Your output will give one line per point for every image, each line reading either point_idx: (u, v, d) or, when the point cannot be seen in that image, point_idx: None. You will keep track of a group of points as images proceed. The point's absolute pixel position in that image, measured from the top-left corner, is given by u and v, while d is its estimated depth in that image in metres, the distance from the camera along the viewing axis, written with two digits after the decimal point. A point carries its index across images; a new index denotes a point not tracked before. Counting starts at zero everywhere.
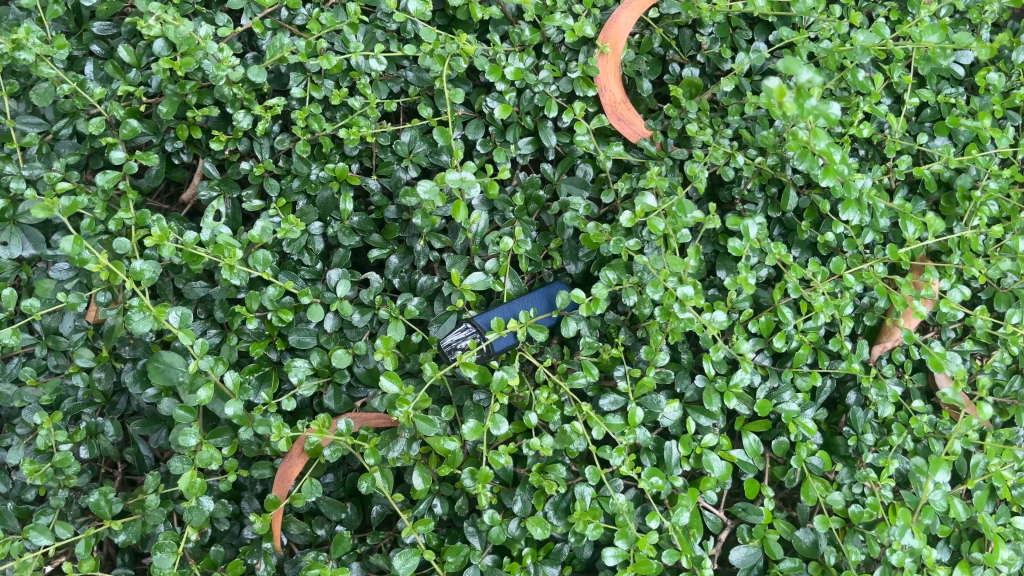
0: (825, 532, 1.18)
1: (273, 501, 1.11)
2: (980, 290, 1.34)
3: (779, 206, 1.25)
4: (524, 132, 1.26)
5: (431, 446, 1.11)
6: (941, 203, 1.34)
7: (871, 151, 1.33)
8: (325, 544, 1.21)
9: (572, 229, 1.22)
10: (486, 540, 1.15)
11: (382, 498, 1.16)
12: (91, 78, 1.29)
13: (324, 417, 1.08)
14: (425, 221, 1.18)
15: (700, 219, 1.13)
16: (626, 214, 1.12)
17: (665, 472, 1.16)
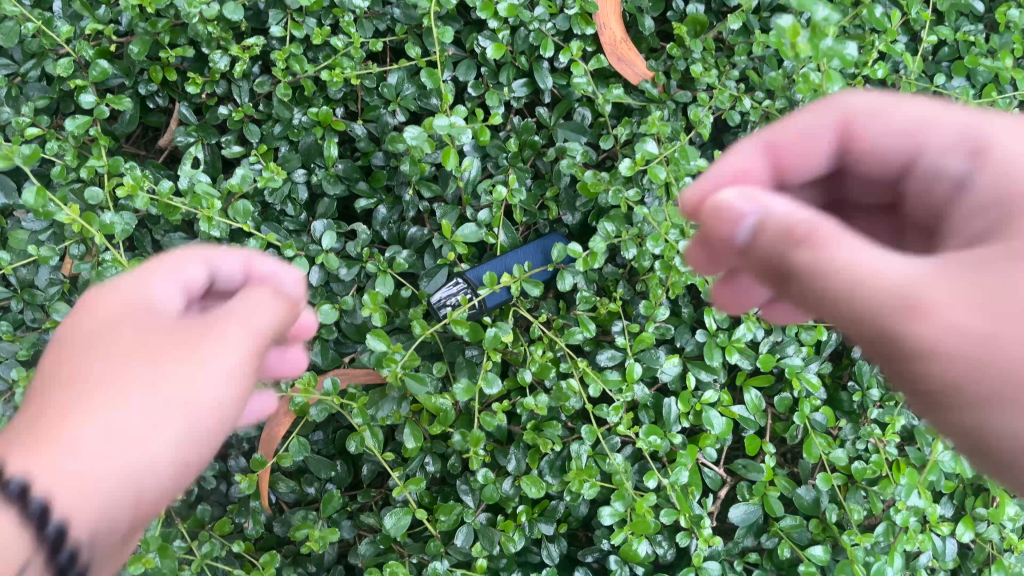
0: (827, 489, 1.15)
1: (259, 461, 1.07)
2: (994, 240, 1.28)
3: None
4: (518, 73, 1.19)
5: (422, 405, 1.07)
6: None
7: (885, 93, 1.26)
8: (315, 502, 1.18)
9: (568, 177, 1.16)
10: (479, 498, 1.12)
11: (372, 457, 1.13)
12: (59, 15, 1.21)
13: (310, 376, 1.03)
14: (414, 169, 1.12)
15: (704, 167, 1.07)
16: (626, 162, 1.06)
17: (664, 429, 1.13)
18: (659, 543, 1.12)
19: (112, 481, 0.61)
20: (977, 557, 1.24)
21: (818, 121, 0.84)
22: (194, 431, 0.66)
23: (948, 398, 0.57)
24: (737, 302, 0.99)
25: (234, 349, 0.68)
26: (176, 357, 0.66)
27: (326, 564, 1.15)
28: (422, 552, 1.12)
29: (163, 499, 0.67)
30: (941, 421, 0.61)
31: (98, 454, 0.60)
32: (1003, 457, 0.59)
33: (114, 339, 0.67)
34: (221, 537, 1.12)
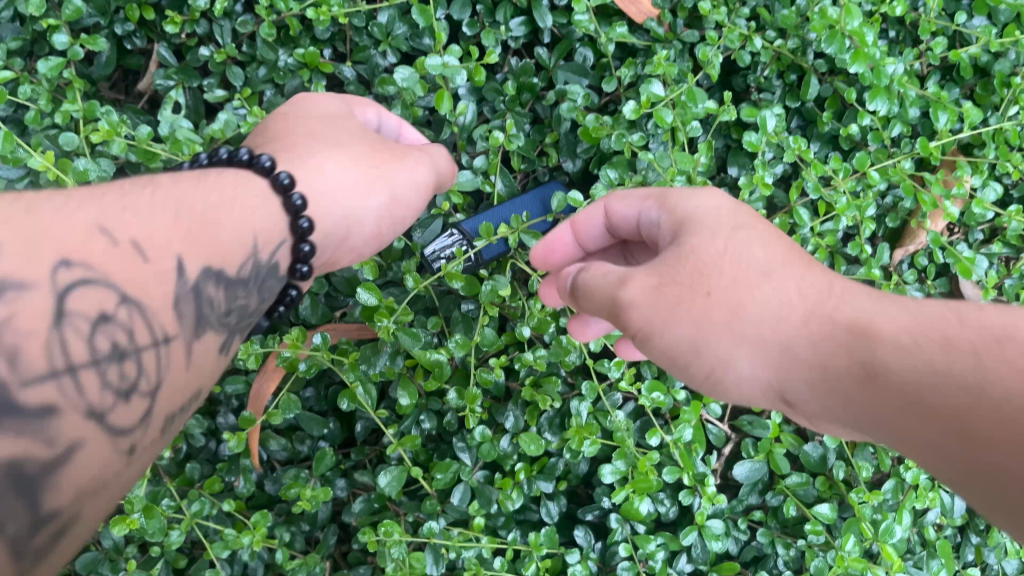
0: (835, 446, 1.12)
1: (248, 419, 1.04)
2: (1013, 188, 1.23)
3: (797, 95, 1.13)
4: (516, 11, 1.13)
5: (416, 360, 1.03)
6: (976, 91, 1.22)
7: (902, 32, 1.19)
8: (307, 460, 1.14)
9: (569, 122, 1.10)
10: (477, 456, 1.09)
11: (366, 414, 1.09)
12: None
13: (299, 330, 0.99)
14: (406, 113, 1.07)
15: (713, 110, 1.03)
16: (630, 104, 1.00)
17: (667, 385, 1.09)
18: (661, 501, 1.09)
19: (326, 218, 0.84)
20: (986, 513, 1.21)
21: (591, 220, 0.94)
22: (381, 216, 0.91)
23: (719, 379, 0.75)
24: (589, 331, 1.00)
25: (418, 183, 0.94)
26: (379, 164, 0.90)
27: (320, 522, 1.13)
28: (418, 511, 1.09)
29: (343, 257, 0.91)
30: (771, 387, 0.72)
31: (334, 194, 0.85)
32: (791, 378, 0.69)
33: (347, 132, 0.91)
34: (211, 496, 1.09)
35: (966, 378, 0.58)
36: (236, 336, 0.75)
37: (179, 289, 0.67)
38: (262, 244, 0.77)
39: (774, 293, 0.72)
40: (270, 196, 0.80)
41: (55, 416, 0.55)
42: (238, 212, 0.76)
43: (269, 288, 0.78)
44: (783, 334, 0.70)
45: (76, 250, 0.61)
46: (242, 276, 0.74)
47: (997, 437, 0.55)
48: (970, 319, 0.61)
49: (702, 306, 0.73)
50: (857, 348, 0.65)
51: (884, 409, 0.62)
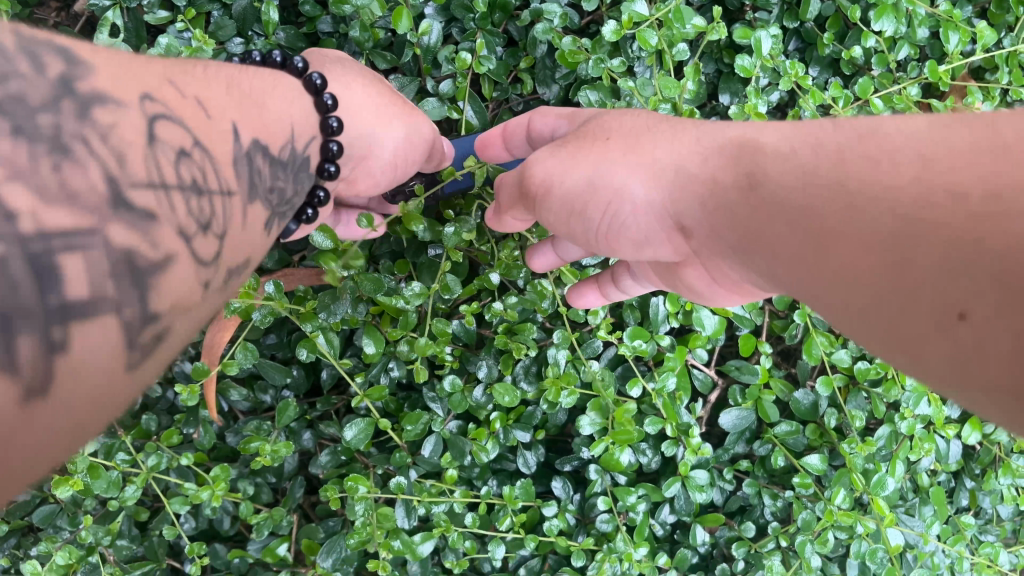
0: (826, 393, 1.06)
1: (201, 371, 0.97)
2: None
3: (797, 14, 1.03)
4: None
5: (381, 306, 0.96)
6: (991, 9, 1.11)
7: None
8: (272, 410, 1.09)
9: (546, 45, 1.01)
10: (448, 406, 1.03)
11: (330, 363, 1.03)
12: None
13: (249, 279, 0.91)
14: (365, 35, 0.98)
15: (703, 31, 0.93)
16: (611, 25, 0.91)
17: (650, 330, 1.03)
18: (643, 452, 1.04)
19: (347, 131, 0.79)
20: (983, 459, 1.16)
21: (516, 135, 0.87)
22: (392, 152, 0.85)
23: (618, 219, 0.70)
24: (545, 258, 0.94)
25: (424, 129, 0.88)
26: (391, 102, 0.86)
27: (286, 474, 1.07)
28: (387, 464, 1.03)
29: (358, 181, 0.87)
30: (665, 214, 0.67)
31: (357, 112, 0.82)
32: (682, 198, 0.65)
33: (360, 71, 0.88)
34: (169, 449, 1.04)
35: (830, 176, 0.52)
36: (276, 223, 0.67)
37: (239, 151, 0.60)
38: (299, 135, 0.71)
39: (669, 132, 0.70)
40: (300, 95, 0.76)
41: (156, 224, 0.48)
42: (281, 101, 0.72)
43: (301, 185, 0.72)
44: (676, 156, 0.67)
45: (150, 87, 0.54)
46: (282, 158, 0.67)
47: (849, 230, 0.48)
48: (845, 123, 0.57)
49: (600, 148, 0.71)
50: (741, 154, 0.61)
51: (756, 216, 0.56)
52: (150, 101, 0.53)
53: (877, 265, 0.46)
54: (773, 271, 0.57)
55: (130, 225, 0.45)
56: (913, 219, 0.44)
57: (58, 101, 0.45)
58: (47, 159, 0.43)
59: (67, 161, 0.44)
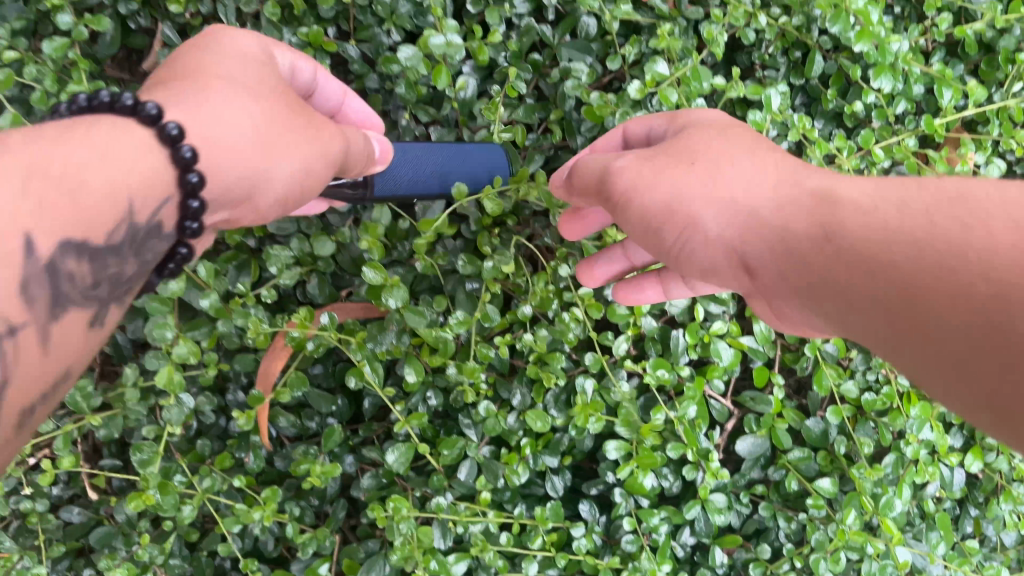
0: (836, 422, 1.13)
1: (256, 397, 1.05)
2: (1016, 164, 1.22)
3: (802, 72, 1.13)
4: None
5: (423, 338, 1.04)
6: (981, 68, 1.21)
7: (907, 8, 1.18)
8: (316, 436, 1.16)
9: (574, 100, 1.11)
10: (483, 432, 1.11)
11: (374, 391, 1.11)
12: None
13: (306, 310, 1.01)
14: (410, 91, 1.08)
15: (719, 87, 1.03)
16: (637, 82, 1.01)
17: (671, 361, 1.10)
18: (665, 476, 1.11)
19: (239, 181, 0.74)
20: (985, 486, 1.23)
21: (608, 146, 0.98)
22: (292, 185, 0.80)
23: (687, 246, 0.76)
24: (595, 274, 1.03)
25: (333, 156, 0.83)
26: (299, 126, 0.80)
27: (329, 496, 1.14)
28: (425, 487, 1.11)
29: (244, 219, 0.81)
30: (734, 251, 0.73)
31: (238, 151, 0.73)
32: (753, 239, 0.71)
33: (267, 84, 0.81)
34: (222, 472, 1.11)
35: (918, 233, 0.56)
36: (112, 307, 0.65)
37: (33, 267, 0.55)
38: (139, 206, 0.64)
39: (752, 170, 0.75)
40: (154, 147, 0.67)
41: None
42: (114, 166, 0.62)
43: (151, 250, 0.68)
44: (753, 198, 0.72)
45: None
46: (113, 242, 0.62)
47: (932, 285, 0.53)
48: (935, 186, 0.61)
49: (683, 171, 0.77)
50: (825, 205, 0.65)
51: (831, 264, 0.62)
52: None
53: (951, 326, 0.51)
54: (839, 309, 0.63)
55: None
56: (1000, 287, 0.48)
57: None
58: None
59: None
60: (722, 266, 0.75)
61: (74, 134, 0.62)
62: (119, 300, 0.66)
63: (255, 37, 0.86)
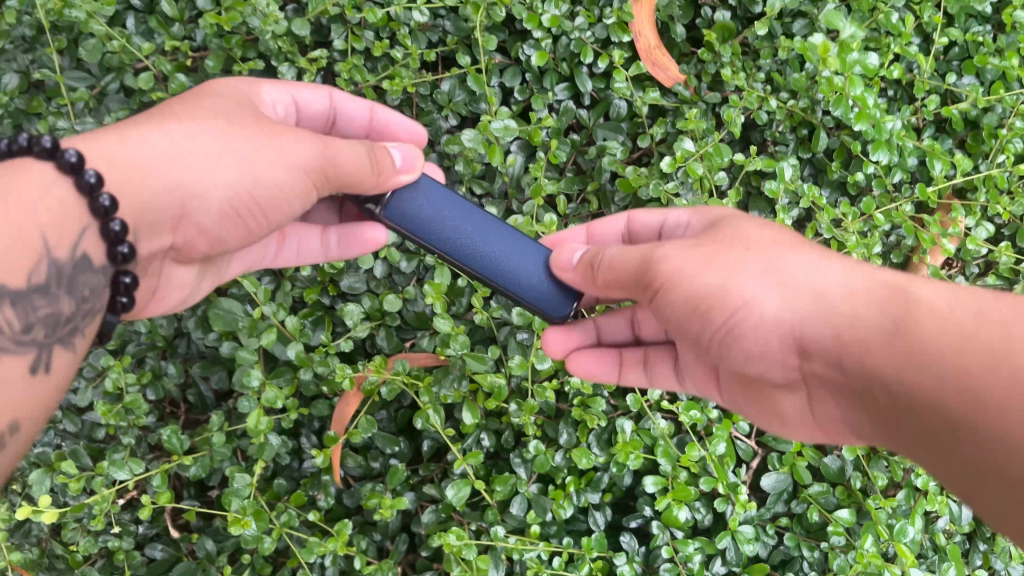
0: (852, 459, 1.25)
1: (332, 437, 1.18)
2: (1004, 227, 1.36)
3: (809, 147, 1.28)
4: (560, 78, 1.29)
5: (480, 383, 1.17)
6: (968, 142, 1.36)
7: (900, 91, 1.35)
8: (380, 476, 1.28)
9: (609, 173, 1.26)
10: (532, 470, 1.22)
11: (434, 433, 1.24)
12: (133, 32, 1.33)
13: (381, 358, 1.15)
14: (467, 167, 1.23)
15: (737, 161, 1.18)
16: (667, 158, 1.16)
17: (701, 404, 1.23)
18: (698, 509, 1.22)
19: (172, 205, 0.86)
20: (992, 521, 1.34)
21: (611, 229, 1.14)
22: (240, 203, 0.90)
23: (739, 327, 0.88)
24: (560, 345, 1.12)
25: (289, 163, 0.91)
26: (253, 139, 0.90)
27: (391, 532, 1.25)
28: (480, 520, 1.22)
29: (201, 239, 0.93)
30: (791, 331, 0.86)
31: (157, 168, 0.85)
32: (814, 322, 0.84)
33: (225, 114, 0.92)
34: (296, 508, 1.23)
35: (994, 345, 0.72)
36: (55, 347, 0.79)
37: None
38: (53, 243, 0.78)
39: (807, 261, 0.88)
40: (56, 178, 0.79)
41: None
42: (21, 208, 0.76)
43: (89, 281, 0.82)
44: (816, 290, 0.85)
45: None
46: (35, 281, 0.76)
47: (1007, 394, 0.69)
48: (1003, 300, 0.77)
49: (750, 260, 0.89)
50: (898, 303, 0.80)
51: (899, 355, 0.76)
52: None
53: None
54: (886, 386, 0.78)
55: None
56: None
57: None
58: None
59: None
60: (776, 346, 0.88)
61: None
62: (66, 341, 0.81)
63: (238, 81, 1.00)
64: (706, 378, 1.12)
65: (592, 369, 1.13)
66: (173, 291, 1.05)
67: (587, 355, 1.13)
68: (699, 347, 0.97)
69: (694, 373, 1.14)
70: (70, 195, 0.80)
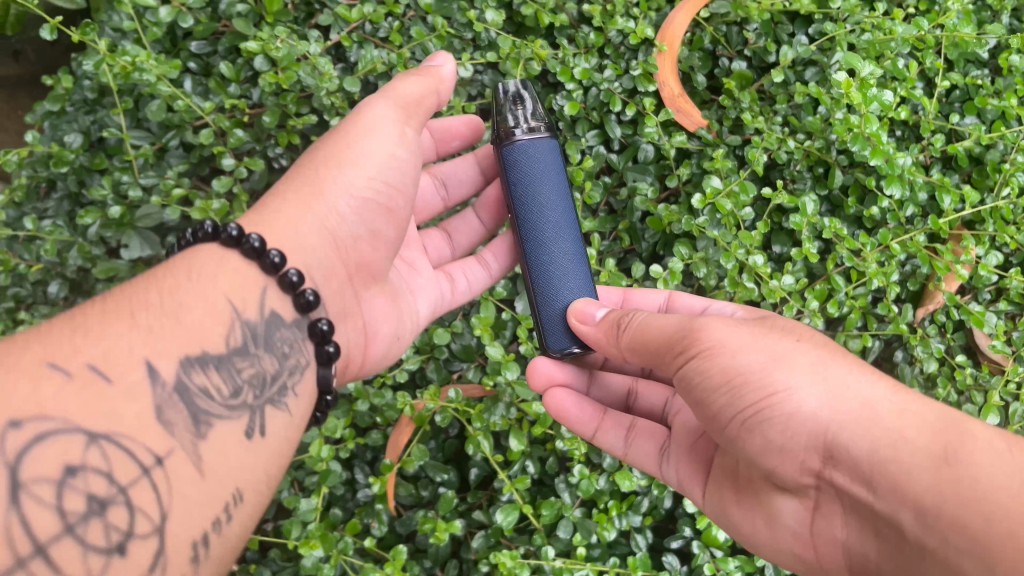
0: None
1: (387, 465, 1.24)
2: (1012, 255, 1.44)
3: (826, 184, 1.37)
4: (591, 126, 1.39)
5: (527, 410, 1.24)
6: (973, 177, 1.45)
7: (907, 131, 1.44)
8: (430, 505, 1.34)
9: (640, 212, 1.35)
10: (576, 495, 1.28)
11: (482, 460, 1.30)
12: (193, 92, 1.44)
13: (435, 387, 1.22)
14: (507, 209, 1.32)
15: (761, 197, 1.27)
16: (697, 195, 1.25)
17: None
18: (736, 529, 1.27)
19: (319, 229, 1.02)
20: None
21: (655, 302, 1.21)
22: (366, 191, 1.06)
23: (767, 412, 0.88)
24: (538, 377, 1.17)
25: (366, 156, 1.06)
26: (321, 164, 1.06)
27: (441, 559, 1.30)
28: (528, 544, 1.27)
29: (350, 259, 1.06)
30: (822, 431, 0.86)
31: (274, 216, 1.01)
32: (852, 429, 0.84)
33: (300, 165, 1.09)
34: (352, 536, 1.28)
35: None
36: (265, 405, 0.85)
37: (160, 383, 0.74)
38: (239, 307, 0.88)
39: (856, 370, 0.90)
40: (222, 252, 0.92)
41: (145, 481, 0.68)
42: (203, 285, 0.87)
43: (283, 336, 0.92)
44: (862, 398, 0.86)
45: (42, 402, 0.65)
46: (232, 345, 0.84)
47: None
48: None
49: (802, 361, 0.90)
50: (946, 434, 0.81)
51: (942, 482, 0.78)
52: (45, 420, 0.64)
53: None
54: (914, 507, 0.79)
55: (64, 566, 0.60)
56: None
57: (44, 479, 0.61)
58: (81, 520, 0.62)
59: (96, 514, 0.63)
60: (801, 444, 0.88)
61: (166, 271, 0.88)
62: (274, 402, 0.86)
63: None
64: (693, 472, 1.18)
65: (567, 409, 1.17)
66: (381, 327, 1.14)
67: (567, 394, 1.18)
68: (714, 430, 0.97)
69: (682, 462, 1.19)
70: (243, 263, 0.93)
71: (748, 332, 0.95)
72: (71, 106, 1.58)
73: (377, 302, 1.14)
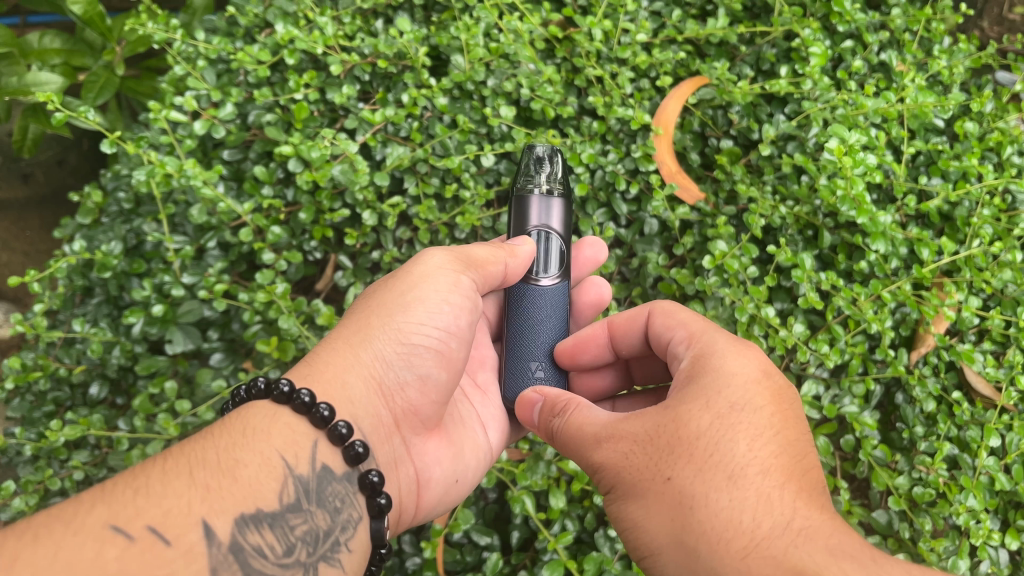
0: (897, 513, 1.40)
1: (436, 531, 1.30)
2: (990, 299, 1.56)
3: (816, 244, 1.51)
4: (599, 205, 1.52)
5: (566, 467, 1.33)
6: (945, 232, 1.60)
7: (882, 194, 1.61)
8: (476, 570, 1.39)
9: (653, 277, 1.48)
10: (616, 549, 1.33)
11: (523, 521, 1.37)
12: (229, 196, 1.56)
13: None
14: None
15: (761, 257, 1.40)
16: (707, 258, 1.38)
17: None
18: None
19: (364, 379, 1.07)
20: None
21: (639, 319, 1.22)
22: (415, 335, 1.10)
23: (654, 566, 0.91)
24: None
25: (412, 312, 1.10)
26: (376, 315, 1.10)
27: None
28: None
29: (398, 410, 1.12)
30: None
31: (324, 368, 1.05)
32: None
33: (361, 304, 1.14)
34: None
35: None
36: (319, 563, 0.91)
37: (214, 543, 0.81)
38: (294, 463, 0.94)
39: (734, 507, 0.83)
40: (279, 409, 0.99)
41: None
42: (262, 442, 0.94)
43: (336, 491, 0.97)
44: (711, 560, 0.82)
45: (106, 566, 0.73)
46: (287, 500, 0.91)
47: None
48: None
49: (666, 505, 0.88)
50: None
51: None
52: None
53: None
54: None
55: None
56: None
57: None
58: None
59: None
60: None
61: (227, 426, 0.95)
62: (328, 558, 0.92)
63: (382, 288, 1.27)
64: None
65: None
66: (433, 471, 1.19)
67: None
68: None
69: None
70: (294, 417, 0.98)
71: (630, 473, 0.93)
72: (107, 217, 1.68)
73: (430, 447, 1.19)
